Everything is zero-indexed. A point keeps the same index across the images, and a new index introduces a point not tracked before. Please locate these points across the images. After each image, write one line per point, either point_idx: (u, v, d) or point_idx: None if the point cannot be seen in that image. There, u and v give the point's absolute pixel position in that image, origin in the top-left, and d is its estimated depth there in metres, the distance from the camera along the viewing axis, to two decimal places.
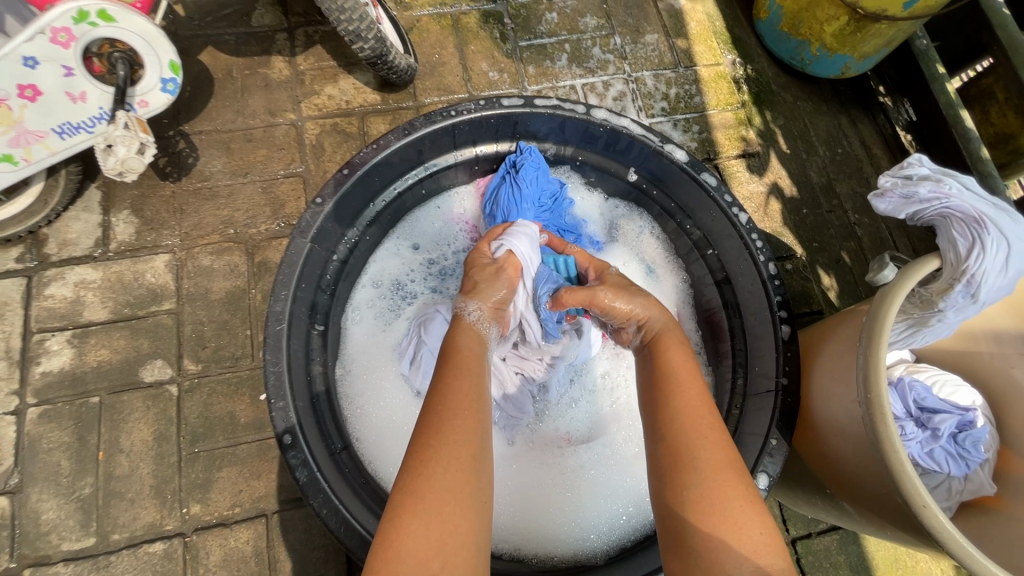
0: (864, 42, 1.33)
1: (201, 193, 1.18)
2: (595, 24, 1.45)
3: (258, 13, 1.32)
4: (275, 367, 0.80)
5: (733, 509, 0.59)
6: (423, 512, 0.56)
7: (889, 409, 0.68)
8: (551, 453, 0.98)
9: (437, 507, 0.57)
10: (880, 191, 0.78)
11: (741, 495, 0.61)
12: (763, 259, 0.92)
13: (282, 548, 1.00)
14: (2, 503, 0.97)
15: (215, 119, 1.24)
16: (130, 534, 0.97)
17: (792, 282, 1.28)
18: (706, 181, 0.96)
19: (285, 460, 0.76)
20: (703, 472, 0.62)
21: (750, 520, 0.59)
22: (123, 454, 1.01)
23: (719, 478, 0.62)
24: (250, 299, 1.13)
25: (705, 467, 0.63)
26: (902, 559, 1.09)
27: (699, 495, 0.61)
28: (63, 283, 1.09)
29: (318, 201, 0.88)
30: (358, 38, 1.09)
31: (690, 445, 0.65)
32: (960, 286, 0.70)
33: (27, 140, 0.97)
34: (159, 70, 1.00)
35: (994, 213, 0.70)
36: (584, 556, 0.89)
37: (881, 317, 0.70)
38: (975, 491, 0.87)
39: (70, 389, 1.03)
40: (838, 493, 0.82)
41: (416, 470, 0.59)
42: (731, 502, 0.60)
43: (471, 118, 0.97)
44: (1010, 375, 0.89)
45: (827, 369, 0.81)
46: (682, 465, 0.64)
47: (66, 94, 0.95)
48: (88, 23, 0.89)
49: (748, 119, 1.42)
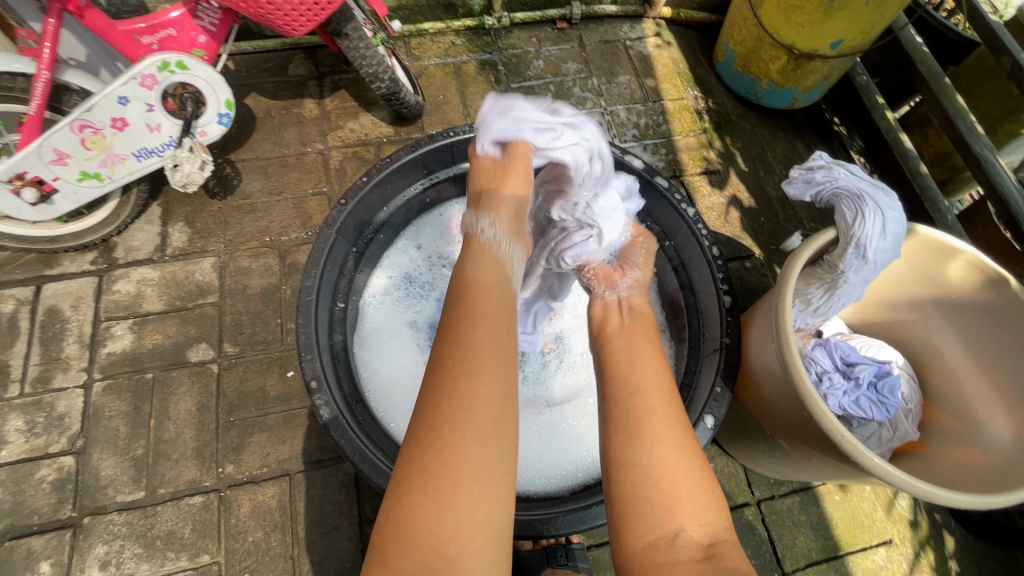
0: (805, 77, 1.56)
1: (243, 208, 1.41)
2: (576, 68, 1.72)
3: (294, 65, 1.60)
4: (306, 328, 0.99)
5: (693, 486, 0.62)
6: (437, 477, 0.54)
7: (793, 344, 0.86)
8: (530, 412, 1.17)
9: (453, 471, 0.55)
10: (790, 179, 1.00)
11: (698, 470, 0.63)
12: (707, 243, 1.11)
13: (302, 503, 1.14)
14: (69, 461, 1.14)
15: (256, 150, 1.49)
16: (173, 488, 1.13)
17: (750, 278, 1.45)
18: (659, 183, 1.17)
19: (312, 401, 0.93)
20: (662, 445, 0.64)
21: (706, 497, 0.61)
22: (171, 421, 1.19)
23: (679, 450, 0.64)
24: (281, 293, 1.33)
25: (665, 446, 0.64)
26: (860, 520, 1.19)
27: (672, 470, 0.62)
28: (128, 280, 1.31)
29: (343, 201, 1.09)
30: (376, 78, 1.35)
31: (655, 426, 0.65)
32: (852, 248, 0.88)
33: (112, 162, 1.22)
34: (218, 106, 1.25)
35: (872, 190, 0.89)
36: (551, 492, 1.07)
37: (789, 276, 0.89)
38: (902, 437, 1.00)
39: (129, 367, 1.23)
40: (774, 432, 0.97)
41: (430, 429, 0.57)
42: (686, 475, 0.62)
43: (467, 138, 1.20)
44: (927, 338, 1.04)
45: (757, 327, 0.98)
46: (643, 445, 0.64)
47: (146, 125, 1.20)
48: (168, 70, 1.15)
49: (709, 143, 1.65)
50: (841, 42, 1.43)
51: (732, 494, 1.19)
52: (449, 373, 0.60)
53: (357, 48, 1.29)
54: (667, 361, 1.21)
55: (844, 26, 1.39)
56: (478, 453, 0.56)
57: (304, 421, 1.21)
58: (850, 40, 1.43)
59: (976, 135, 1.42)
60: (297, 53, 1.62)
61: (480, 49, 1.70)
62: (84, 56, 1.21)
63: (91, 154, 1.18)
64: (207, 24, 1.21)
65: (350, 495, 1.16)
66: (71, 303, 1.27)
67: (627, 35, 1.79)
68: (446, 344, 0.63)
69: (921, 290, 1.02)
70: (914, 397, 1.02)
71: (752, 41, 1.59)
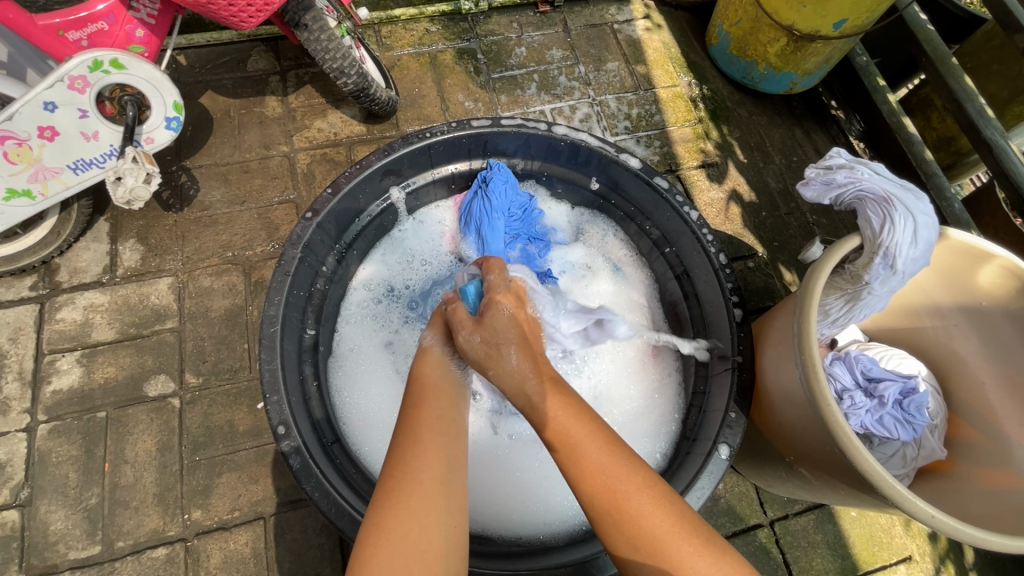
0: (805, 60, 1.46)
1: (201, 221, 1.28)
2: (561, 55, 1.59)
3: (253, 59, 1.46)
4: (270, 365, 0.88)
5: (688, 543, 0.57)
6: (385, 543, 0.57)
7: (819, 365, 0.77)
8: (530, 445, 1.10)
9: (404, 532, 0.58)
10: (807, 180, 0.92)
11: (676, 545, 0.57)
12: (714, 250, 1.01)
13: (278, 548, 1.04)
14: (13, 515, 1.02)
15: (214, 155, 1.35)
16: (134, 540, 1.03)
17: (754, 278, 1.37)
18: (658, 184, 1.07)
19: (280, 449, 0.83)
20: (645, 524, 0.58)
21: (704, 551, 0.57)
22: (128, 465, 1.07)
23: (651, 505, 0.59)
24: (247, 315, 1.21)
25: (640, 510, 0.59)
26: (878, 536, 1.13)
27: (661, 533, 0.58)
28: (74, 307, 1.17)
29: (308, 216, 0.98)
30: (342, 74, 1.22)
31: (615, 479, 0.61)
32: (879, 257, 0.80)
33: (44, 176, 1.08)
34: (164, 110, 1.11)
35: (901, 193, 0.82)
36: (546, 538, 0.99)
37: (812, 286, 0.81)
38: (928, 456, 0.92)
39: (78, 405, 1.10)
40: (796, 461, 0.88)
41: (388, 496, 0.61)
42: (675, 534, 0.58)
43: (445, 139, 1.09)
44: (952, 348, 0.95)
45: (774, 345, 0.88)
46: (620, 514, 0.59)
47: (81, 133, 1.05)
48: (101, 71, 1.00)
49: (705, 133, 1.54)
50: (844, 22, 1.32)
51: (744, 516, 1.12)
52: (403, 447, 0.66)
53: (318, 41, 1.16)
54: (673, 376, 1.12)
55: (849, 4, 1.27)
56: (433, 511, 0.60)
57: (278, 458, 1.10)
58: (854, 19, 1.32)
59: (986, 120, 1.31)
60: (256, 46, 1.47)
61: (457, 36, 1.57)
62: (7, 56, 1.05)
63: (17, 168, 1.04)
64: (145, 16, 1.06)
65: (332, 537, 1.06)
66: (9, 336, 1.14)
67: (615, 17, 1.67)
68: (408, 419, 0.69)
69: (944, 293, 0.94)
70: (940, 411, 0.95)
71: (748, 22, 1.47)
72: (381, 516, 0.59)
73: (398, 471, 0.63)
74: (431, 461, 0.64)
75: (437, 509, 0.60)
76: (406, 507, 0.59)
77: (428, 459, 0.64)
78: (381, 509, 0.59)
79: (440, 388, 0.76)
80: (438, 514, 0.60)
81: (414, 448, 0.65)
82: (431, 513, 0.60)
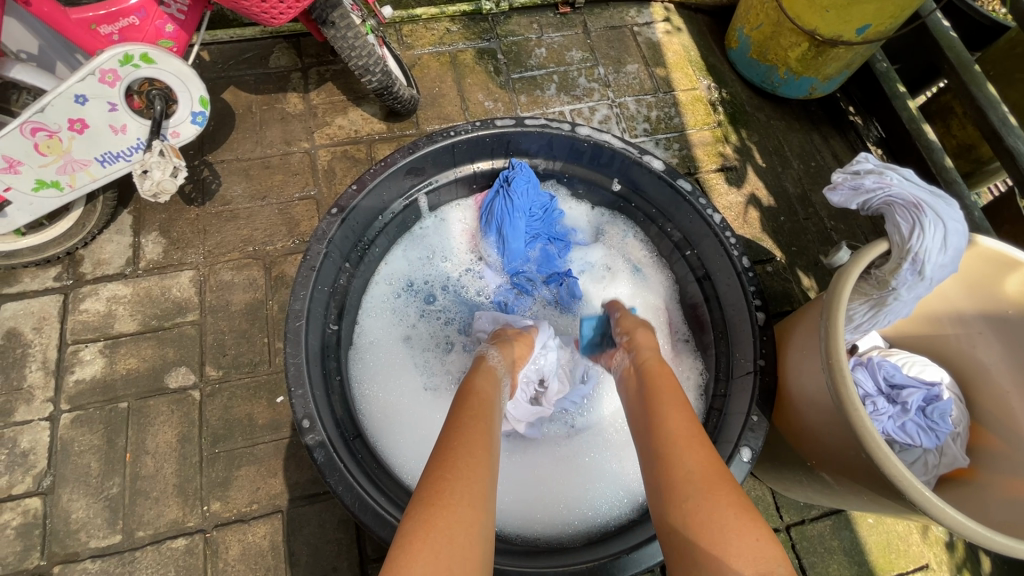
0: (826, 65, 1.45)
1: (223, 215, 1.29)
2: (581, 57, 1.60)
3: (275, 56, 1.47)
4: (295, 359, 0.89)
5: (731, 520, 0.57)
6: (432, 540, 0.55)
7: (847, 370, 0.77)
8: (546, 445, 1.11)
9: (444, 533, 0.55)
10: (833, 185, 0.92)
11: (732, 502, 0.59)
12: (736, 253, 1.00)
13: (295, 541, 1.05)
14: (36, 502, 1.03)
15: (236, 150, 1.36)
16: (154, 530, 1.04)
17: (772, 283, 1.37)
18: (682, 186, 1.07)
19: (304, 442, 0.84)
20: (696, 486, 0.61)
21: (747, 524, 0.57)
22: (149, 456, 1.08)
23: (699, 458, 0.65)
24: (268, 309, 1.21)
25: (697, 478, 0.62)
26: (895, 544, 1.13)
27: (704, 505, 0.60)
28: (97, 298, 1.19)
29: (334, 212, 0.98)
30: (367, 71, 1.23)
31: (680, 457, 0.66)
32: (907, 263, 0.79)
33: (73, 168, 1.09)
34: (191, 104, 1.13)
35: (930, 199, 0.82)
36: (563, 539, 0.99)
37: (839, 290, 0.81)
38: (950, 464, 0.92)
39: (100, 395, 1.11)
40: (818, 466, 0.88)
41: (431, 493, 0.59)
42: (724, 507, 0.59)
43: (469, 138, 1.09)
44: (975, 357, 0.95)
45: (798, 350, 0.89)
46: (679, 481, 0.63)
47: (110, 126, 1.07)
48: (131, 65, 1.01)
49: (724, 137, 1.54)
50: (868, 27, 1.32)
51: None
52: (450, 450, 0.65)
53: (344, 38, 1.17)
54: (692, 378, 1.12)
55: (873, 9, 1.27)
56: (471, 515, 0.58)
57: (296, 453, 1.11)
58: (878, 25, 1.31)
59: (1009, 127, 1.29)
60: (279, 42, 1.48)
61: (477, 36, 1.58)
62: (36, 48, 1.07)
63: (46, 160, 1.05)
64: (175, 11, 1.08)
65: (350, 532, 1.07)
66: (34, 325, 1.15)
67: (634, 20, 1.67)
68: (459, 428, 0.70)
69: (969, 302, 0.93)
70: (962, 419, 0.94)
71: (770, 26, 1.47)
72: (429, 514, 0.57)
73: (442, 471, 0.62)
74: (473, 470, 0.63)
75: (476, 512, 0.59)
76: (452, 509, 0.58)
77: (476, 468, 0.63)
78: (428, 508, 0.57)
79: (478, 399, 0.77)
80: (478, 517, 0.59)
81: (464, 454, 0.64)
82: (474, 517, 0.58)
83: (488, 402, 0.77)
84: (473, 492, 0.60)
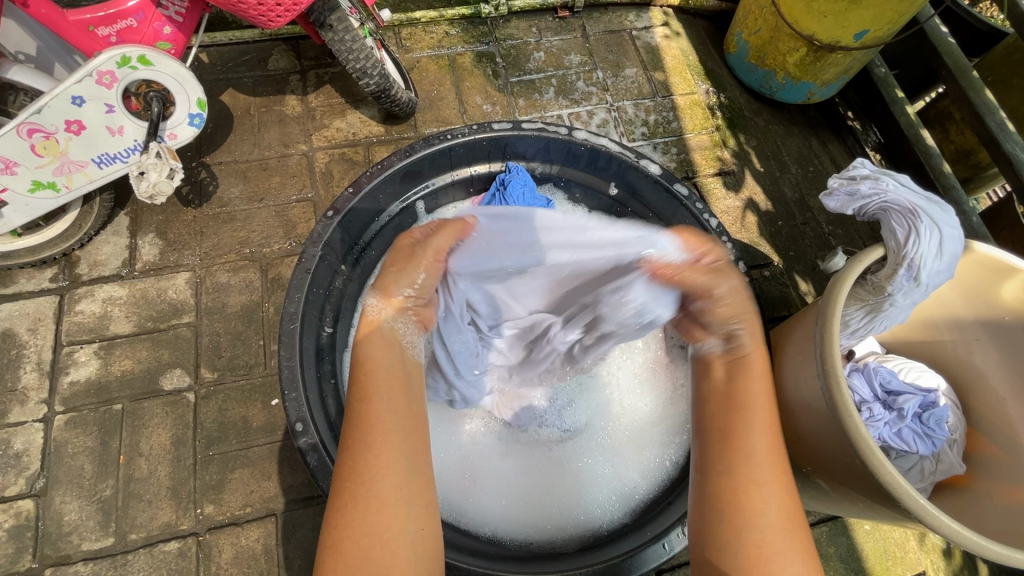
0: (824, 70, 1.45)
1: (220, 217, 1.29)
2: (579, 61, 1.60)
3: (274, 58, 1.47)
4: (289, 362, 0.89)
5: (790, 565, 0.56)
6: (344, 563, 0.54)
7: (842, 377, 0.77)
8: (541, 449, 1.10)
9: (354, 555, 0.55)
10: (829, 191, 0.92)
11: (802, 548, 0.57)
12: (732, 258, 1.01)
13: (289, 544, 1.05)
14: (28, 504, 1.03)
15: (234, 152, 1.36)
16: (147, 533, 1.03)
17: (770, 287, 1.37)
18: (678, 191, 1.07)
19: (297, 445, 0.84)
20: (767, 523, 0.58)
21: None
22: (142, 458, 1.08)
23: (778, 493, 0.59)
24: (263, 312, 1.21)
25: (766, 519, 0.58)
26: (892, 551, 1.12)
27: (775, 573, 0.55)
28: (93, 299, 1.18)
29: (329, 215, 0.98)
30: (364, 74, 1.23)
31: (767, 485, 0.60)
32: (903, 269, 0.79)
33: (69, 170, 1.09)
34: (188, 107, 1.13)
35: (926, 205, 0.82)
36: (556, 542, 0.99)
37: (834, 296, 0.81)
38: (947, 471, 0.91)
39: (95, 397, 1.11)
40: (813, 472, 0.88)
41: (338, 514, 0.57)
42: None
43: (465, 142, 1.10)
44: (972, 363, 0.95)
45: (793, 356, 0.88)
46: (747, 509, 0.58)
47: (107, 128, 1.07)
48: (129, 67, 1.01)
49: (722, 141, 1.54)
50: (866, 33, 1.32)
51: None
52: (348, 447, 0.60)
53: (342, 41, 1.18)
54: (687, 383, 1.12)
55: (871, 15, 1.27)
56: (392, 529, 0.57)
57: (291, 456, 1.10)
58: (876, 31, 1.31)
59: (1007, 133, 1.29)
60: (277, 45, 1.49)
61: (476, 40, 1.58)
62: (34, 49, 1.07)
63: (43, 161, 1.05)
64: (173, 13, 1.08)
65: None
66: (29, 326, 1.15)
67: (633, 24, 1.67)
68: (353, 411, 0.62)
69: (966, 308, 0.93)
70: (959, 426, 0.94)
71: (768, 31, 1.47)
72: (340, 534, 0.56)
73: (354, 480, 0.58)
74: (384, 473, 0.58)
75: (395, 522, 0.57)
76: (360, 522, 0.56)
77: (379, 465, 0.58)
78: (334, 529, 0.57)
79: (384, 370, 0.66)
80: (402, 525, 0.57)
81: (363, 452, 0.59)
82: (392, 529, 0.56)
83: (386, 366, 0.66)
84: (381, 501, 0.57)
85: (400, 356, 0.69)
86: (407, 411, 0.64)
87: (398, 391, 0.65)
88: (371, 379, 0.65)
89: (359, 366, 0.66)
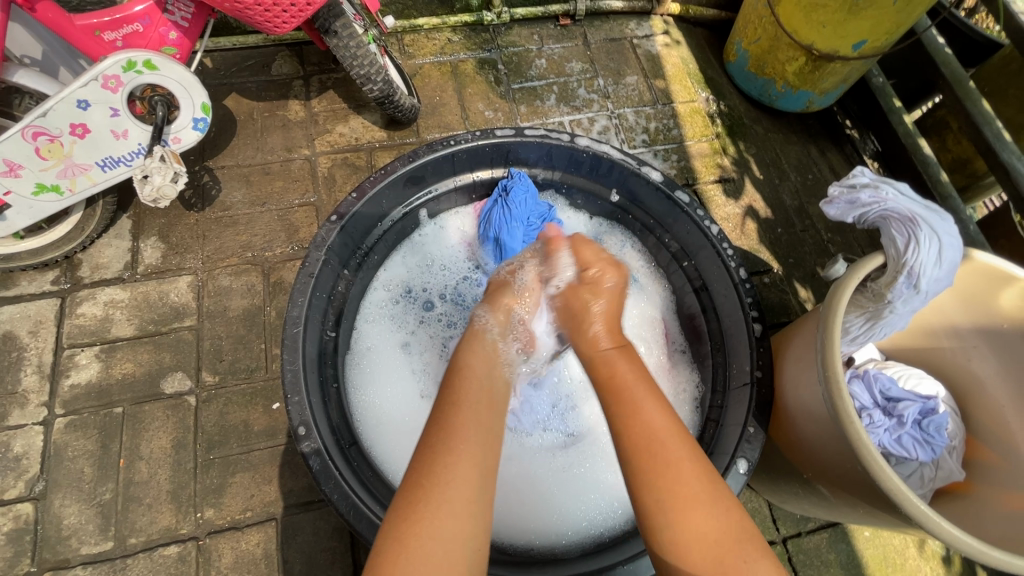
0: (823, 79, 1.47)
1: (222, 221, 1.29)
2: (581, 68, 1.61)
3: (277, 63, 1.48)
4: (292, 365, 0.89)
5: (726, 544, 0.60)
6: (407, 560, 0.57)
7: (843, 383, 0.77)
8: (542, 454, 1.10)
9: (426, 549, 0.58)
10: (830, 198, 0.93)
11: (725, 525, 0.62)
12: (734, 265, 1.01)
13: (288, 549, 1.04)
14: (27, 508, 1.02)
15: (236, 156, 1.36)
16: (146, 537, 1.03)
17: (769, 294, 1.38)
18: (680, 199, 1.08)
19: (300, 449, 0.84)
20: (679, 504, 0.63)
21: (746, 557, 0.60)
22: (143, 462, 1.07)
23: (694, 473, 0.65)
24: (265, 316, 1.21)
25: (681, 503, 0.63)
26: (891, 558, 1.12)
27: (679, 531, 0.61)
28: (94, 302, 1.18)
29: (333, 219, 0.99)
30: (368, 80, 1.24)
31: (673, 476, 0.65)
32: (903, 277, 0.80)
33: (73, 173, 1.09)
34: (193, 111, 1.13)
35: (925, 213, 0.83)
36: (557, 549, 0.99)
37: (835, 302, 0.81)
38: (946, 478, 0.92)
39: (95, 400, 1.11)
40: (814, 478, 0.89)
41: (413, 507, 0.60)
42: (704, 534, 0.61)
43: (469, 147, 1.10)
44: (970, 370, 0.95)
45: (794, 362, 0.89)
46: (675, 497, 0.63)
47: (111, 131, 1.07)
48: (134, 71, 1.02)
49: (722, 148, 1.55)
50: (864, 43, 1.34)
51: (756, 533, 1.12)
52: (431, 451, 0.65)
53: (346, 47, 1.18)
54: (689, 390, 1.12)
55: (869, 26, 1.29)
56: (462, 529, 0.60)
57: (292, 460, 1.10)
58: (873, 41, 1.33)
59: (1004, 142, 1.30)
60: (281, 50, 1.50)
61: (479, 47, 1.59)
62: (39, 53, 1.07)
63: (47, 164, 1.05)
64: (179, 18, 1.08)
65: (344, 540, 1.06)
66: (30, 329, 1.15)
67: (634, 32, 1.69)
68: (436, 420, 0.69)
69: (963, 315, 0.94)
70: (958, 432, 0.94)
71: (768, 40, 1.48)
72: (404, 534, 0.59)
73: (432, 474, 0.63)
74: (460, 477, 0.63)
75: (463, 523, 0.60)
76: (429, 525, 0.59)
77: (459, 469, 0.63)
78: (400, 526, 0.59)
79: (477, 386, 0.75)
80: (466, 531, 0.60)
81: (444, 457, 0.64)
82: (457, 530, 0.60)
83: (486, 387, 0.76)
84: (454, 503, 0.61)
85: (492, 372, 0.80)
86: (495, 428, 0.71)
87: (488, 408, 0.73)
88: (460, 394, 0.73)
89: (456, 373, 0.78)
